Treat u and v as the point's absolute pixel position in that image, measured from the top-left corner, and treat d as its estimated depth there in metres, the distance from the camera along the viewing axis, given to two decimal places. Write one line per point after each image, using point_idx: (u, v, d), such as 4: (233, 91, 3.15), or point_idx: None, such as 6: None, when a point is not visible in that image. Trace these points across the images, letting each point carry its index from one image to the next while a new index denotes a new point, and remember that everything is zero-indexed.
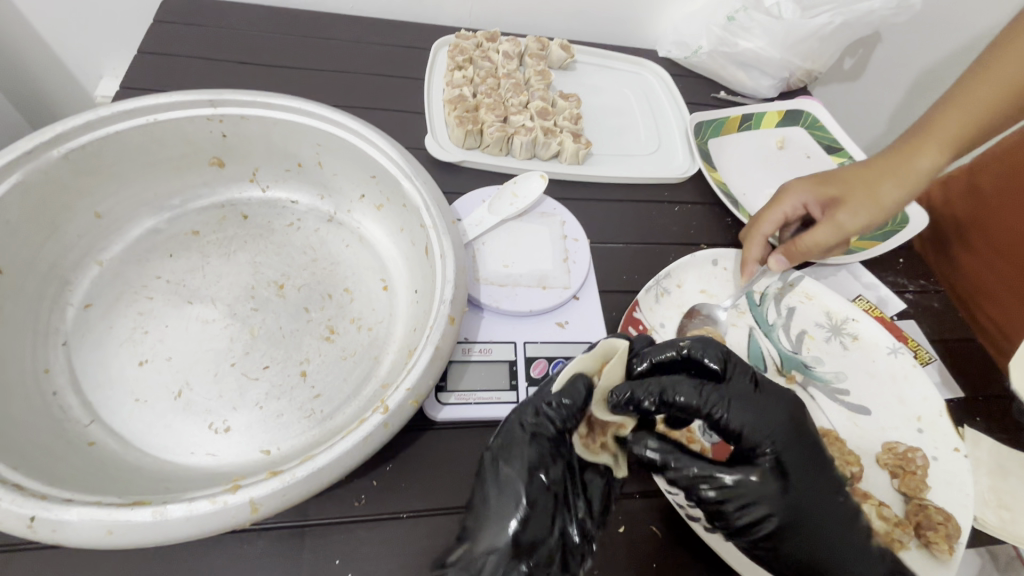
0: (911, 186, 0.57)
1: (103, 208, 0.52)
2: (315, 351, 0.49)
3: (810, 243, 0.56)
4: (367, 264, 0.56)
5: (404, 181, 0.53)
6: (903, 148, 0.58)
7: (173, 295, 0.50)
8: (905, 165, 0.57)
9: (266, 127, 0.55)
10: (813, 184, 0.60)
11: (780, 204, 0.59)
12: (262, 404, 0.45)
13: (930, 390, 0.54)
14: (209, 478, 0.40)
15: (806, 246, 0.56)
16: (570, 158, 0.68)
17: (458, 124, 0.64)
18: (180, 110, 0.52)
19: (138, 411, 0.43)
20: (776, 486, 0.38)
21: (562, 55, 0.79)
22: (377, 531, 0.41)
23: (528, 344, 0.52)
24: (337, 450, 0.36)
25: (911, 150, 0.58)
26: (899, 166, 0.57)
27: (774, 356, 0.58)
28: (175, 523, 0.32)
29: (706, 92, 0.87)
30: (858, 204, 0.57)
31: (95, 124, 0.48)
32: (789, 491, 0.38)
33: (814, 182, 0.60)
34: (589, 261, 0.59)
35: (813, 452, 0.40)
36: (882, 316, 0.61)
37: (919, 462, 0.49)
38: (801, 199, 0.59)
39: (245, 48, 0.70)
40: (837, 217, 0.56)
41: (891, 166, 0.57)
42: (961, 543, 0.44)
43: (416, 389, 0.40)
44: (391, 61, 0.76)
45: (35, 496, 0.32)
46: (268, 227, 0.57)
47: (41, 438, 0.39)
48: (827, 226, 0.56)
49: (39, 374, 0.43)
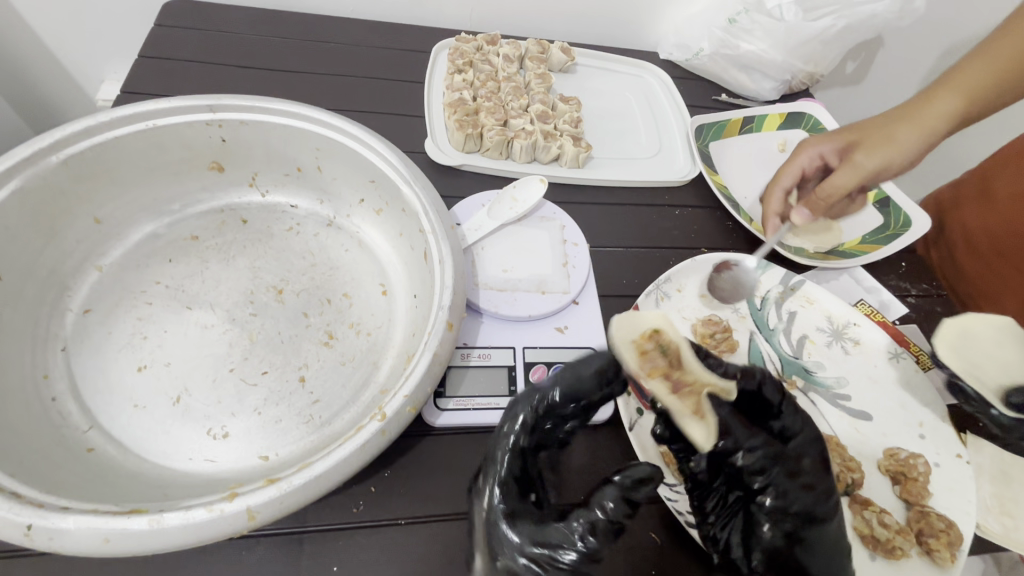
0: (929, 127, 0.57)
1: (103, 213, 0.52)
2: (314, 357, 0.49)
3: (826, 187, 0.58)
4: (367, 268, 0.56)
5: (403, 186, 0.53)
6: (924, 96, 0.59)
7: (172, 300, 0.50)
8: (925, 107, 0.58)
9: (265, 132, 0.55)
10: (835, 138, 0.63)
11: (800, 155, 0.63)
12: (260, 410, 0.45)
13: (931, 396, 0.54)
14: (208, 483, 0.40)
15: (823, 194, 0.58)
16: (570, 162, 0.68)
17: (458, 128, 0.64)
18: (179, 115, 0.52)
19: (136, 417, 0.44)
20: (807, 488, 0.39)
21: (562, 58, 0.78)
22: (375, 537, 0.40)
23: (527, 349, 0.52)
24: (334, 457, 0.36)
25: (929, 97, 0.59)
26: (917, 110, 0.58)
27: (776, 360, 0.57)
28: (171, 531, 0.32)
29: (707, 94, 0.87)
30: (877, 146, 0.58)
31: (94, 129, 0.48)
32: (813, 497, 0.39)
33: (836, 137, 0.63)
34: (589, 265, 0.59)
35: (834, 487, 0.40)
36: (884, 321, 0.60)
37: (920, 468, 0.49)
38: (821, 150, 0.63)
39: (245, 52, 0.70)
40: (857, 161, 0.58)
41: (913, 108, 0.59)
42: (962, 550, 0.45)
43: (414, 396, 0.40)
44: (391, 64, 0.75)
45: (32, 504, 0.32)
46: (268, 231, 0.57)
47: (39, 444, 0.40)
48: (844, 171, 0.58)
49: (39, 380, 0.43)
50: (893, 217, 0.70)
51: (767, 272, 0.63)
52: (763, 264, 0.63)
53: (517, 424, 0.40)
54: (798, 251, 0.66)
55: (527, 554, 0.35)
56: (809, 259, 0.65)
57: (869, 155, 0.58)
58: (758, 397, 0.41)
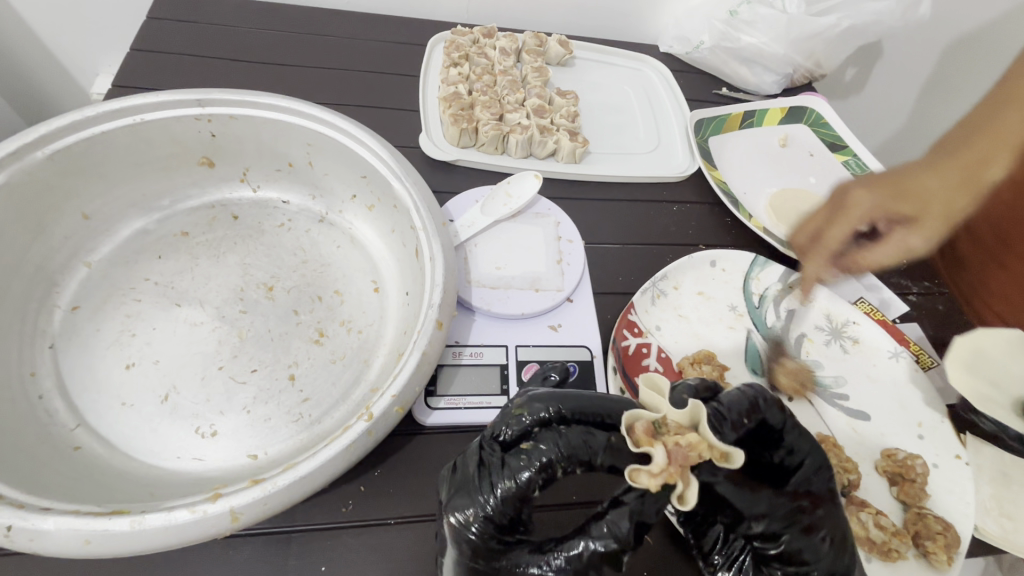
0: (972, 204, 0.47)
1: (91, 209, 0.51)
2: (304, 354, 0.48)
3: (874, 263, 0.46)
4: (359, 265, 0.56)
5: (394, 182, 0.52)
6: (964, 158, 0.48)
7: (161, 297, 0.50)
8: (977, 166, 0.48)
9: (255, 126, 0.54)
10: (882, 191, 0.46)
11: (849, 214, 0.46)
12: (249, 408, 0.45)
13: (931, 396, 0.54)
14: (194, 483, 0.40)
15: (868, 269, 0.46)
16: (566, 157, 0.67)
17: (452, 122, 0.63)
18: (167, 110, 0.51)
19: (124, 415, 0.43)
20: (825, 540, 0.36)
21: (560, 52, 0.77)
22: (365, 537, 0.40)
23: (520, 348, 0.51)
24: (319, 459, 0.36)
25: (977, 163, 0.48)
26: (963, 176, 0.47)
27: (773, 360, 0.56)
28: (153, 532, 0.32)
29: (707, 88, 0.85)
30: (930, 222, 0.46)
31: (81, 124, 0.47)
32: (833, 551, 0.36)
33: (879, 187, 0.47)
34: (584, 262, 0.58)
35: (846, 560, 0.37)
36: (884, 319, 0.59)
37: (918, 470, 0.48)
38: (872, 209, 0.46)
39: (238, 45, 0.69)
40: (904, 236, 0.46)
41: (965, 166, 0.48)
42: (960, 553, 0.44)
43: (402, 396, 0.40)
44: (386, 58, 0.74)
45: (13, 505, 0.32)
46: (259, 227, 0.56)
47: (25, 443, 0.39)
48: (895, 249, 0.46)
49: (25, 377, 0.43)
50: None
51: (766, 268, 0.61)
52: (762, 260, 0.62)
53: (536, 461, 0.33)
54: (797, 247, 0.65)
55: None
56: None
57: (927, 235, 0.46)
58: (760, 426, 0.37)
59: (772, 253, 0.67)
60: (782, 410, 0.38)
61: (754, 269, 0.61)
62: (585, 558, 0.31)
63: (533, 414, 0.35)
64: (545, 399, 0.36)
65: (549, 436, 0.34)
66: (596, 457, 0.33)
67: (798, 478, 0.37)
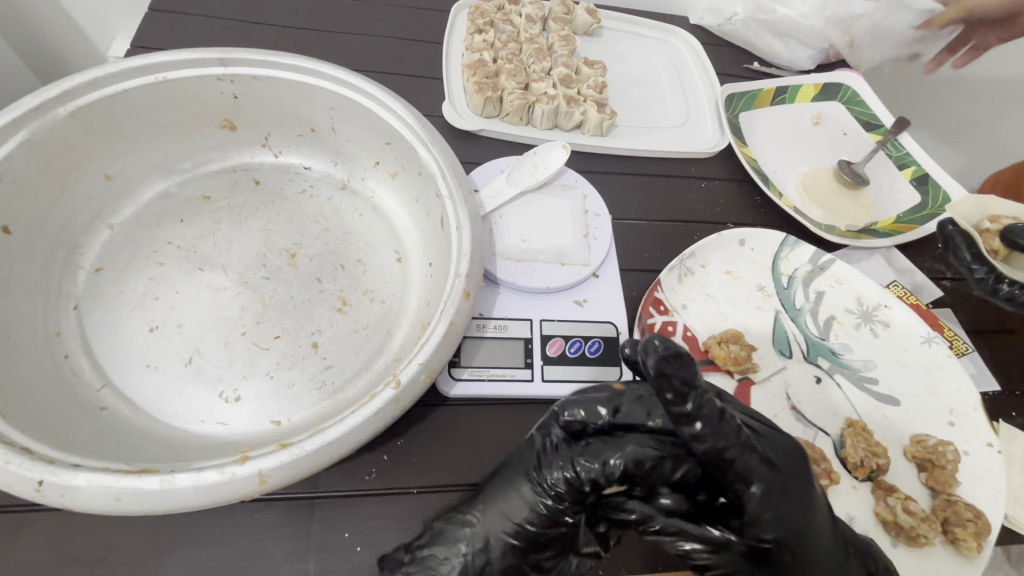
0: None
1: (113, 169, 0.50)
2: (327, 322, 0.48)
3: None
4: (381, 234, 0.55)
5: (420, 148, 0.50)
6: None
7: (184, 261, 0.49)
8: None
9: (278, 88, 0.53)
10: None
11: None
12: (272, 374, 0.44)
13: (965, 382, 0.51)
14: (219, 446, 0.40)
15: None
16: (593, 129, 0.65)
17: (477, 90, 0.61)
18: (191, 69, 0.50)
19: (149, 377, 0.43)
20: (770, 485, 0.34)
21: (588, 20, 0.75)
22: (387, 505, 0.40)
23: (545, 322, 0.50)
24: (347, 425, 0.35)
25: None
26: None
27: (800, 342, 0.55)
28: (183, 492, 0.31)
29: (738, 62, 0.82)
30: None
31: (102, 81, 0.46)
32: (782, 498, 0.35)
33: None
34: (611, 237, 0.57)
35: (788, 554, 0.35)
36: (917, 304, 0.57)
37: (949, 457, 0.47)
38: None
39: (259, 6, 0.68)
40: None
41: None
42: (991, 541, 0.43)
43: (429, 364, 0.39)
44: (409, 24, 0.72)
45: (43, 461, 0.32)
46: (281, 193, 0.55)
47: (53, 401, 0.39)
48: None
49: (51, 337, 0.43)
50: (932, 195, 0.67)
51: (796, 249, 0.59)
52: (793, 240, 0.60)
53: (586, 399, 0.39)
54: (829, 227, 0.63)
55: (553, 481, 0.36)
56: (841, 238, 0.62)
57: None
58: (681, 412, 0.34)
59: (802, 233, 0.65)
60: (690, 388, 0.34)
61: (784, 249, 0.59)
62: (560, 490, 0.36)
63: (649, 354, 0.36)
64: (591, 398, 0.39)
65: (633, 407, 0.39)
66: (626, 400, 0.39)
67: (746, 482, 0.34)
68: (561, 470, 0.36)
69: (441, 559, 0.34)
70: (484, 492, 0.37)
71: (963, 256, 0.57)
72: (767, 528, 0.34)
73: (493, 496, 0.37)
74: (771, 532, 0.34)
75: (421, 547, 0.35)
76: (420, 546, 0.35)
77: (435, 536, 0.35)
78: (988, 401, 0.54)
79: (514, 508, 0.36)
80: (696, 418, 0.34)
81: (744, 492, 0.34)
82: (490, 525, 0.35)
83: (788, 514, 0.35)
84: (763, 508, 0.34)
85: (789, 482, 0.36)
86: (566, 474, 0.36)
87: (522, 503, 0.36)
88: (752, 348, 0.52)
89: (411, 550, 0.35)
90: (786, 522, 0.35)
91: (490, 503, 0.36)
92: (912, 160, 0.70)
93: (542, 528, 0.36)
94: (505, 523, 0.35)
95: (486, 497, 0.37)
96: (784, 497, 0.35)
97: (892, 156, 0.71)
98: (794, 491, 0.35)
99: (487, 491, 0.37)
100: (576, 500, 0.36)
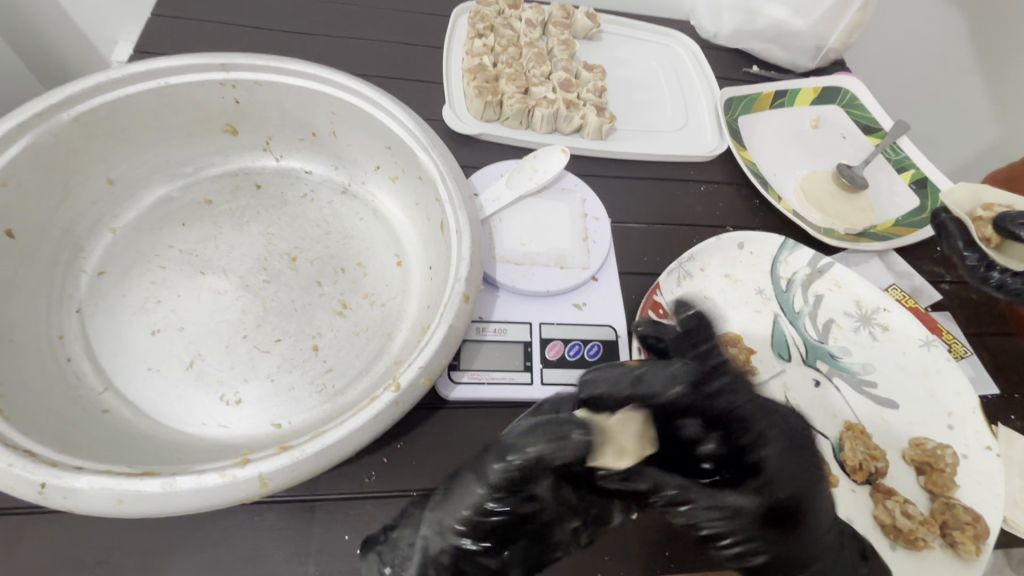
0: None
1: (116, 174, 0.51)
2: (328, 325, 0.48)
3: None
4: (382, 238, 0.55)
5: (420, 153, 0.51)
6: None
7: (185, 265, 0.49)
8: None
9: (279, 93, 0.53)
10: None
11: None
12: (273, 377, 0.44)
13: (964, 385, 0.51)
14: (220, 448, 0.40)
15: None
16: (592, 133, 0.65)
17: (477, 95, 0.62)
18: (193, 74, 0.50)
19: (150, 380, 0.43)
20: (780, 441, 0.35)
21: (588, 24, 0.75)
22: (387, 508, 0.40)
23: (544, 325, 0.50)
24: (347, 428, 0.35)
25: None
26: None
27: (799, 344, 0.55)
28: (183, 495, 0.32)
29: (737, 66, 0.82)
30: None
31: (105, 87, 0.47)
32: (792, 455, 0.35)
33: None
34: (610, 240, 0.57)
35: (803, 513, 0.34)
36: (915, 308, 0.58)
37: (948, 460, 0.47)
38: None
39: (261, 11, 0.68)
40: None
41: None
42: (990, 544, 0.43)
43: (429, 367, 0.39)
44: (409, 28, 0.72)
45: (46, 463, 0.32)
46: (282, 197, 0.56)
47: (56, 404, 0.39)
48: None
49: (53, 340, 0.43)
50: (931, 199, 0.67)
51: (795, 252, 0.60)
52: (792, 244, 0.60)
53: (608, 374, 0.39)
54: (828, 231, 0.63)
55: (501, 473, 0.34)
56: (840, 241, 0.62)
57: None
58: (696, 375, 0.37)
59: (801, 236, 0.66)
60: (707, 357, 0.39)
61: (783, 253, 0.60)
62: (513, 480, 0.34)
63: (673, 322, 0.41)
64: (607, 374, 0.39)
65: (652, 378, 0.37)
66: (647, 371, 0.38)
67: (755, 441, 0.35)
68: (514, 459, 0.34)
69: (404, 543, 0.36)
70: (441, 489, 0.37)
71: (954, 244, 0.57)
72: (783, 487, 0.34)
73: (447, 492, 0.36)
74: (786, 491, 0.34)
75: (387, 536, 0.37)
76: (393, 528, 0.37)
77: (404, 519, 0.37)
78: (987, 404, 0.54)
79: (466, 504, 0.35)
80: (714, 377, 0.37)
81: (755, 452, 0.35)
82: (445, 520, 0.35)
83: (799, 473, 0.35)
84: (776, 466, 0.35)
85: (799, 441, 0.36)
86: (520, 464, 0.34)
87: (470, 501, 0.35)
88: (751, 352, 0.53)
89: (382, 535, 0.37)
90: (795, 482, 0.34)
91: (443, 501, 0.36)
92: (911, 163, 0.70)
93: (494, 523, 0.34)
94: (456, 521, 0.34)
95: (440, 495, 0.36)
96: (794, 455, 0.35)
97: (891, 159, 0.71)
98: (803, 448, 0.36)
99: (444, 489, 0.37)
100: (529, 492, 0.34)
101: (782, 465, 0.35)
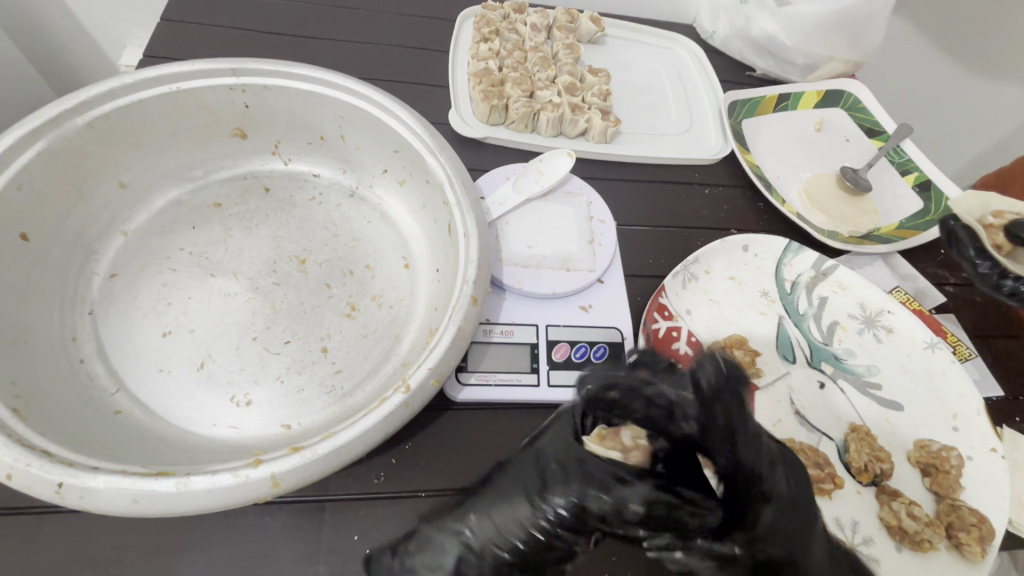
0: None
1: (127, 177, 0.51)
2: (337, 327, 0.49)
3: None
4: (389, 241, 0.56)
5: (428, 157, 0.51)
6: None
7: (196, 267, 0.50)
8: None
9: (288, 97, 0.53)
10: None
11: None
12: (283, 378, 0.45)
13: (968, 387, 0.51)
14: (231, 449, 0.41)
15: None
16: (597, 136, 0.65)
17: (483, 99, 0.62)
18: (204, 79, 0.51)
19: (162, 381, 0.44)
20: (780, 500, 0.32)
21: (592, 28, 0.75)
22: (396, 508, 0.40)
23: (550, 327, 0.51)
24: (358, 428, 0.36)
25: None
26: None
27: (804, 347, 0.55)
28: (197, 494, 0.32)
29: (741, 69, 0.83)
30: None
31: (118, 91, 0.47)
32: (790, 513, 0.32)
33: None
34: (615, 243, 0.57)
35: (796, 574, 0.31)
36: (920, 310, 0.58)
37: (953, 462, 0.47)
38: None
39: (270, 16, 0.69)
40: None
41: None
42: (996, 545, 0.43)
43: (438, 369, 0.40)
44: (416, 32, 0.73)
45: (63, 463, 0.33)
46: (290, 200, 0.56)
47: (70, 405, 0.40)
48: None
49: (67, 342, 0.44)
50: (935, 201, 0.67)
51: (799, 254, 0.60)
52: (796, 246, 0.60)
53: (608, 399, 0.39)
54: (832, 233, 0.64)
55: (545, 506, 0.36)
56: (844, 244, 0.63)
57: None
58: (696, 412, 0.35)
59: (805, 239, 0.66)
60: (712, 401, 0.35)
61: (787, 255, 0.60)
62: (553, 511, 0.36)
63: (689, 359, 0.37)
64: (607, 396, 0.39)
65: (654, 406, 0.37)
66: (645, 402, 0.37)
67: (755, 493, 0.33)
68: (559, 495, 0.36)
69: (431, 563, 0.36)
70: (480, 500, 0.38)
71: (965, 251, 0.58)
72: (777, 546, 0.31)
73: (491, 506, 0.37)
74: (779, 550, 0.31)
75: (411, 554, 0.37)
76: (409, 553, 0.37)
77: (423, 543, 0.37)
78: (992, 406, 0.55)
79: (511, 523, 0.36)
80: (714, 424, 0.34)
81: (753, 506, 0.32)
82: (485, 536, 0.36)
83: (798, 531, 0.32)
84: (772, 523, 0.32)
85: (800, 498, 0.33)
86: (562, 498, 0.36)
87: (518, 517, 0.37)
88: (756, 354, 0.53)
89: (400, 554, 0.37)
90: (795, 540, 0.31)
91: (485, 514, 0.37)
92: (915, 166, 0.70)
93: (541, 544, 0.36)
94: (499, 538, 0.36)
95: (482, 508, 0.38)
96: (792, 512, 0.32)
97: (894, 162, 0.72)
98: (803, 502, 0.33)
99: (481, 500, 0.38)
100: (573, 526, 0.36)
101: (779, 521, 0.32)
